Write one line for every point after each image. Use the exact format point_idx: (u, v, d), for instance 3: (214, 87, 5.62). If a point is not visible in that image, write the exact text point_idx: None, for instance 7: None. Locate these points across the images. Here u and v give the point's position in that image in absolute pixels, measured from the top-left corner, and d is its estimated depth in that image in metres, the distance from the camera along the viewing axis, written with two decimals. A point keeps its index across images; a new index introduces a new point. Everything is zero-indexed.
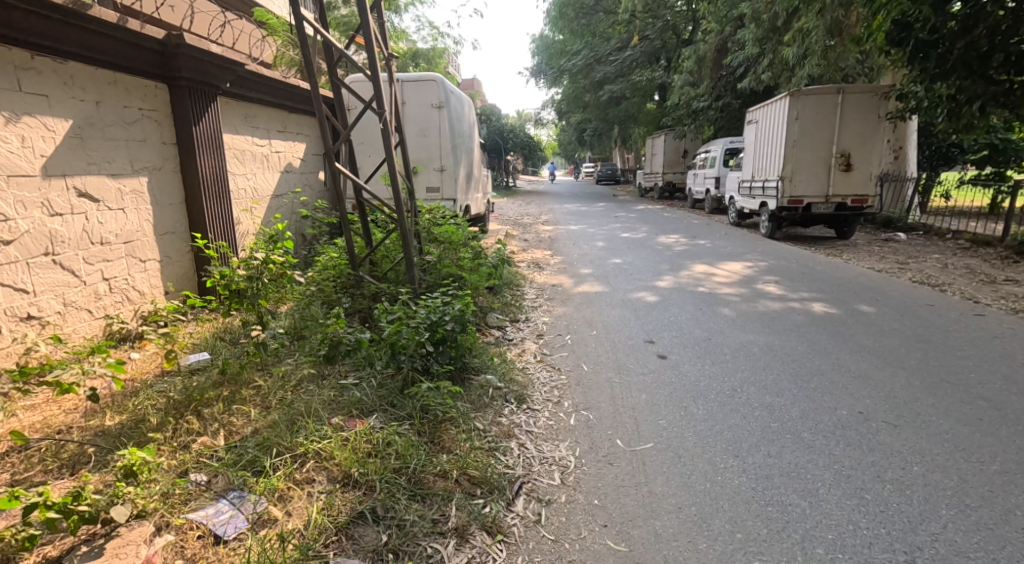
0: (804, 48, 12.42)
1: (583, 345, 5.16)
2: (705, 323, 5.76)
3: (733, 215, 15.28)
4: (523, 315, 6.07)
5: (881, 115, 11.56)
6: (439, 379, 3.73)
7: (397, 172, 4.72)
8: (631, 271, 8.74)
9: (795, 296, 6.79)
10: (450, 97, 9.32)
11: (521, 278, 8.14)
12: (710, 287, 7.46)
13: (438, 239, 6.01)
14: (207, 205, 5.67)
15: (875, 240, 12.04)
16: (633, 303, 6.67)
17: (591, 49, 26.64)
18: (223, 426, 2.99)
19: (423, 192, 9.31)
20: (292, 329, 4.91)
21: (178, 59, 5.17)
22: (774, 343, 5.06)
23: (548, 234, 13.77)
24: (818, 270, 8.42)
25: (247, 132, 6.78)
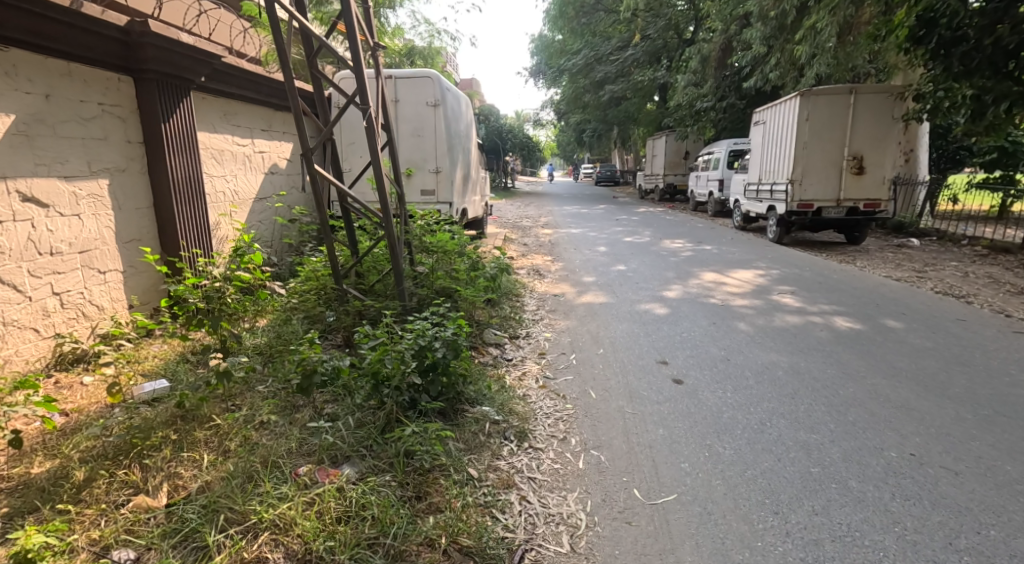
0: (815, 46, 11.98)
1: (589, 366, 4.69)
2: (721, 339, 5.31)
3: (739, 219, 14.84)
4: (522, 330, 5.60)
5: (895, 116, 11.10)
6: (428, 415, 3.25)
7: (384, 175, 4.21)
8: (636, 279, 8.28)
9: (815, 309, 6.33)
10: (447, 94, 8.85)
11: (521, 287, 7.66)
12: (722, 297, 7.01)
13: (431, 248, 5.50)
14: (178, 211, 5.20)
15: (888, 246, 11.59)
16: (641, 316, 6.21)
17: (591, 49, 26.20)
18: (168, 478, 2.55)
19: (418, 196, 8.85)
20: (266, 348, 4.44)
21: (144, 50, 4.69)
22: (800, 365, 4.59)
23: (548, 237, 13.29)
24: (835, 279, 7.96)
25: (227, 131, 6.31)
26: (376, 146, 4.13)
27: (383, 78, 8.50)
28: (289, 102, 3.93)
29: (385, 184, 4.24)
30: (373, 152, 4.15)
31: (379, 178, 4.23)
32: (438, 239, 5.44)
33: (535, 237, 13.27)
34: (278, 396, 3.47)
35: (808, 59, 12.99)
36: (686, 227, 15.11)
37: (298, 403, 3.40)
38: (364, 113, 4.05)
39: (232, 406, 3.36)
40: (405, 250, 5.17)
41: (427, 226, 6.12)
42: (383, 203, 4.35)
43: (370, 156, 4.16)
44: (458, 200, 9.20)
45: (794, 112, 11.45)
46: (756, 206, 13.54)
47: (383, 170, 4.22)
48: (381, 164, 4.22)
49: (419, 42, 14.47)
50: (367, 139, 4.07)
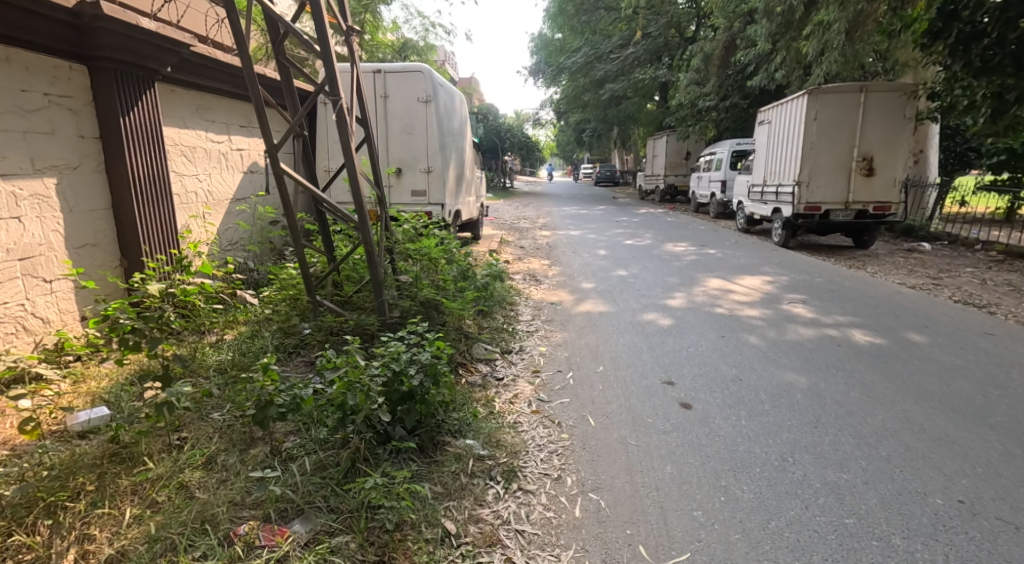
0: (823, 42, 11.56)
1: (587, 387, 4.26)
2: (731, 355, 4.88)
3: (742, 222, 14.40)
4: (515, 344, 5.17)
5: (907, 116, 10.67)
6: (401, 453, 2.83)
7: (358, 175, 3.76)
8: (638, 285, 7.86)
9: (829, 320, 5.90)
10: (440, 90, 8.42)
11: (515, 294, 7.22)
12: (730, 307, 6.57)
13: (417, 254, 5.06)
14: (139, 213, 4.78)
15: (898, 250, 11.16)
16: (643, 328, 5.78)
17: (591, 47, 25.71)
18: (79, 539, 2.18)
19: (408, 196, 8.40)
20: (230, 366, 4.02)
21: (97, 35, 4.25)
22: (820, 385, 4.17)
23: (546, 239, 12.87)
24: (847, 287, 7.53)
25: (201, 126, 5.89)
26: (350, 146, 3.68)
27: (372, 73, 8.09)
28: (249, 92, 3.49)
29: (360, 189, 3.78)
30: (346, 152, 3.71)
31: (353, 182, 3.78)
32: (423, 244, 5.01)
33: (533, 239, 12.83)
34: (233, 426, 3.04)
35: (815, 57, 12.57)
36: (689, 229, 14.69)
37: (255, 436, 2.97)
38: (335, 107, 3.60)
39: (178, 439, 2.93)
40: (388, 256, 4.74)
41: (414, 231, 5.67)
42: (359, 210, 3.89)
43: (343, 157, 3.71)
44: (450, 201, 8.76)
45: (801, 111, 11.02)
46: (761, 209, 13.12)
47: (357, 173, 3.77)
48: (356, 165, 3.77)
49: (415, 37, 14.06)
50: (340, 137, 3.62)
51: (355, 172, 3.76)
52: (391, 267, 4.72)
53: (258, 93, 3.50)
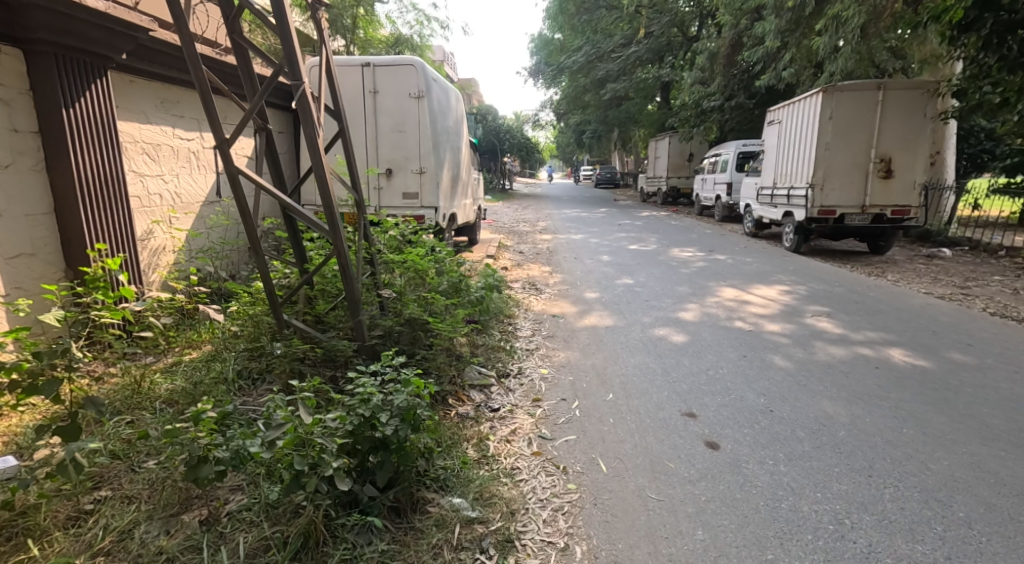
0: (837, 38, 11.01)
1: (596, 420, 3.70)
2: (757, 379, 4.32)
3: (750, 225, 13.86)
4: (512, 366, 4.62)
5: (927, 115, 10.11)
6: (368, 520, 2.32)
7: (325, 175, 3.19)
8: (646, 295, 7.33)
9: (860, 337, 5.35)
10: (434, 86, 7.87)
11: (513, 306, 6.66)
12: (749, 321, 6.02)
13: (403, 265, 4.46)
14: (88, 217, 4.24)
15: (917, 256, 10.62)
16: (655, 347, 5.23)
17: (593, 46, 25.02)
18: None
19: (399, 199, 7.85)
20: (180, 398, 3.46)
21: (29, 15, 3.72)
22: (865, 418, 3.62)
23: (546, 244, 12.33)
24: (872, 297, 6.98)
25: (168, 122, 5.35)
26: (316, 141, 3.11)
27: (361, 66, 7.54)
28: (193, 77, 2.94)
29: (329, 193, 3.21)
30: (312, 148, 3.13)
31: (322, 184, 3.21)
32: (407, 255, 4.46)
33: (533, 244, 12.29)
34: (166, 482, 2.51)
35: (828, 54, 12.04)
36: (694, 234, 14.11)
37: (192, 495, 2.45)
38: (296, 93, 3.02)
39: (96, 501, 2.41)
40: (368, 266, 4.20)
41: (401, 237, 5.11)
42: (330, 217, 3.32)
43: (309, 154, 3.13)
44: (444, 204, 8.18)
45: (815, 110, 10.48)
46: (771, 212, 12.58)
47: (325, 173, 3.19)
48: (325, 163, 3.19)
49: (409, 33, 13.55)
50: (303, 130, 3.05)
51: (322, 172, 3.19)
52: (370, 281, 4.18)
53: (204, 78, 2.94)
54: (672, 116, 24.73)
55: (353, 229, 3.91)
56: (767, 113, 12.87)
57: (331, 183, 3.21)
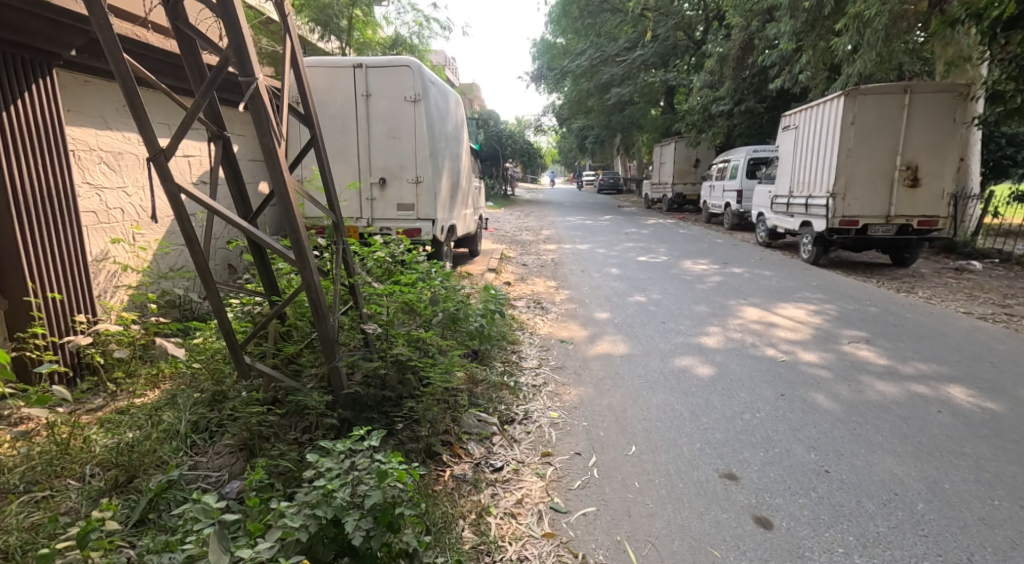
0: (859, 39, 10.40)
1: (618, 485, 3.09)
2: (803, 426, 3.72)
3: (764, 235, 13.25)
4: (517, 410, 4.00)
5: (957, 120, 9.51)
6: None
7: (287, 196, 2.59)
8: (662, 315, 6.73)
9: (909, 370, 4.76)
10: (432, 89, 7.29)
11: (517, 329, 6.07)
12: (779, 349, 5.42)
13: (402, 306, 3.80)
14: (26, 236, 3.61)
15: (945, 270, 10.03)
16: (678, 382, 4.62)
17: (596, 49, 24.44)
18: None
19: (393, 210, 7.25)
20: (116, 459, 2.84)
21: None
22: (945, 483, 3.02)
23: (551, 255, 11.75)
24: (910, 319, 6.38)
25: (130, 128, 4.77)
26: (274, 151, 2.51)
27: (352, 68, 6.97)
28: (114, 71, 2.38)
29: (293, 214, 2.60)
30: (269, 158, 2.53)
31: (284, 207, 2.61)
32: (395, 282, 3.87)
33: (537, 255, 11.70)
34: None
35: (847, 56, 11.43)
36: (705, 244, 13.51)
37: None
38: (245, 89, 2.42)
39: None
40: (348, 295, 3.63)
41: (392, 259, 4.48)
42: (295, 245, 2.71)
43: (267, 166, 2.53)
44: (442, 216, 7.58)
45: (836, 114, 9.88)
46: (786, 222, 12.00)
47: (287, 189, 2.59)
48: (286, 177, 2.59)
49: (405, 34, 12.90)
50: (256, 137, 2.45)
51: (284, 189, 2.59)
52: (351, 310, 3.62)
53: (127, 71, 2.38)
54: (679, 121, 24.10)
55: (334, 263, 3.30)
56: (781, 118, 12.29)
57: (295, 203, 2.61)
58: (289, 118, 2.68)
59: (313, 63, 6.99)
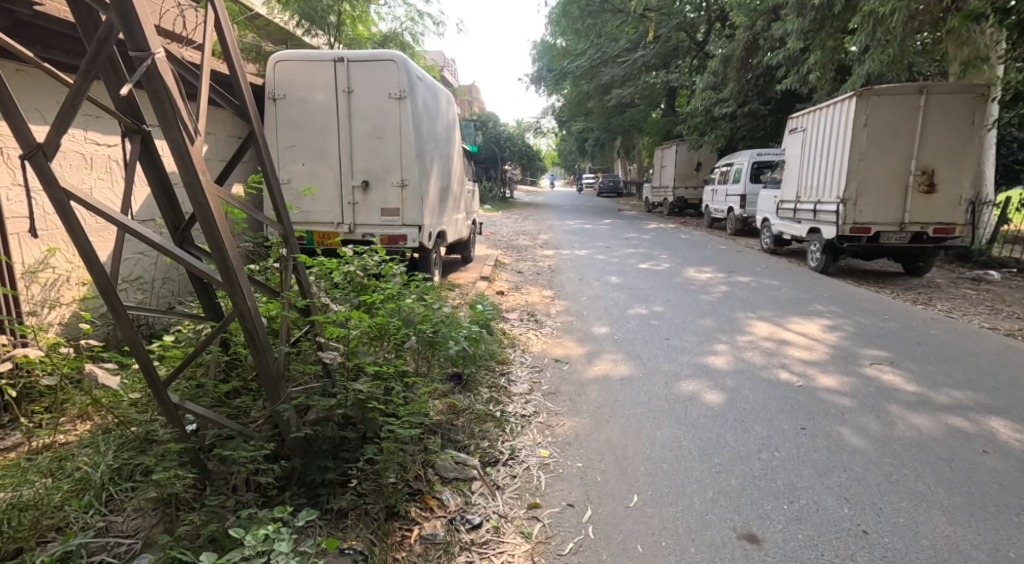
0: (872, 37, 9.89)
1: (618, 551, 2.60)
2: (831, 469, 3.21)
3: (770, 241, 12.78)
4: (502, 447, 3.52)
5: (976, 122, 9.03)
6: None
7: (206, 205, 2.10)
8: (665, 331, 6.23)
9: (942, 398, 4.26)
10: (419, 85, 6.81)
11: (507, 346, 5.57)
12: (795, 370, 4.92)
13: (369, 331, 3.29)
14: None
15: (961, 280, 9.55)
16: (685, 411, 4.11)
17: (597, 50, 23.91)
18: None
19: (376, 216, 6.77)
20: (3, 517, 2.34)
21: None
22: (1011, 552, 2.56)
23: (548, 261, 11.26)
24: (934, 337, 5.88)
25: (76, 123, 4.26)
26: (186, 148, 2.04)
27: (333, 62, 6.50)
28: None
29: (216, 229, 2.13)
30: (181, 158, 2.07)
31: (207, 222, 2.13)
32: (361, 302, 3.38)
33: (533, 261, 11.22)
34: None
35: (858, 55, 10.94)
36: (708, 250, 13.03)
37: None
38: (138, 66, 1.97)
39: None
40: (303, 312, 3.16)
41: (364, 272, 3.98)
42: (221, 266, 2.21)
43: (179, 170, 2.07)
44: (430, 221, 7.09)
45: (848, 115, 9.40)
46: (793, 228, 11.51)
47: (207, 198, 2.12)
48: (203, 183, 2.12)
49: (396, 31, 12.37)
50: (159, 131, 1.98)
51: (202, 198, 2.11)
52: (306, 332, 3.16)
53: None
54: (681, 123, 23.58)
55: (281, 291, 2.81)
56: (788, 120, 11.83)
57: (219, 214, 2.14)
58: (207, 107, 2.21)
59: (291, 56, 6.51)
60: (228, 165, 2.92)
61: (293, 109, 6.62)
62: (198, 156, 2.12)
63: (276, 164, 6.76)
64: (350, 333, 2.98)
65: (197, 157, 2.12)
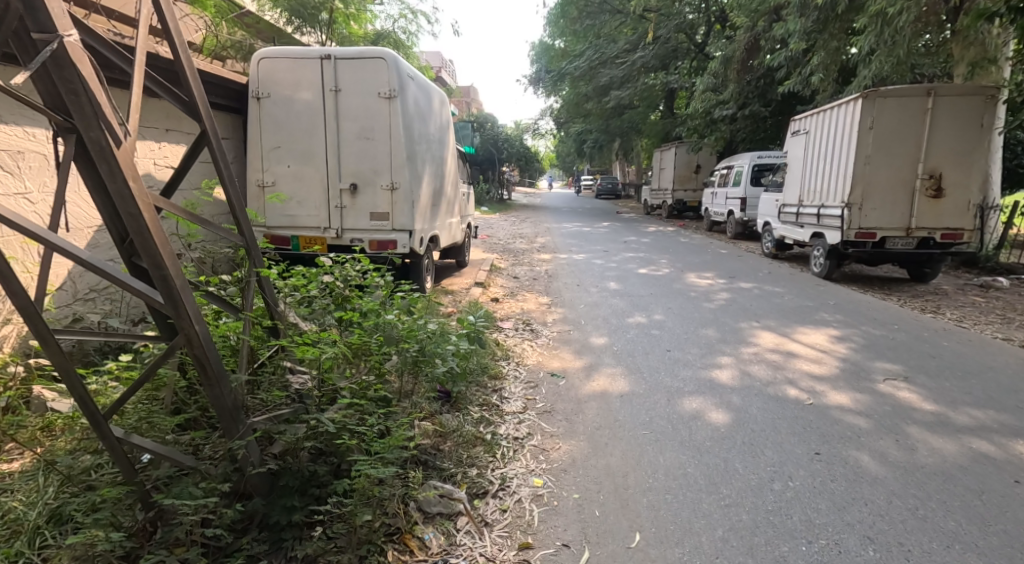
0: (877, 38, 9.63)
1: None
2: (851, 503, 2.94)
3: (771, 246, 12.53)
4: (491, 476, 3.24)
5: (984, 124, 8.77)
6: None
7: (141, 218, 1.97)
8: (666, 342, 5.96)
9: (963, 418, 4.00)
10: (410, 84, 6.55)
11: (501, 359, 5.28)
12: (804, 386, 4.64)
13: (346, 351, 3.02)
14: None
15: (969, 286, 9.30)
16: (689, 433, 3.83)
17: (595, 51, 23.66)
18: None
19: (365, 221, 6.48)
20: None
21: None
22: None
23: (544, 266, 10.98)
24: (948, 349, 5.61)
25: (37, 122, 3.99)
26: (107, 149, 1.89)
27: (320, 59, 6.24)
28: None
29: (152, 242, 1.99)
30: (106, 161, 1.92)
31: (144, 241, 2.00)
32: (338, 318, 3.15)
33: (529, 266, 10.94)
34: None
35: (862, 56, 10.69)
36: (708, 254, 12.78)
37: None
38: (43, 49, 1.80)
39: None
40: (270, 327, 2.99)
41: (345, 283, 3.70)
42: (161, 285, 2.06)
43: (106, 176, 1.92)
44: (421, 226, 6.81)
45: (853, 117, 9.16)
46: (795, 233, 11.26)
47: (140, 207, 1.97)
48: (135, 192, 1.96)
49: (389, 30, 12.07)
50: (76, 130, 1.85)
51: (134, 208, 1.96)
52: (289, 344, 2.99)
53: None
54: (681, 125, 23.31)
55: (244, 314, 2.58)
56: (791, 123, 11.59)
57: (155, 228, 2.00)
58: (136, 102, 2.05)
59: (276, 53, 6.23)
60: (179, 170, 2.70)
61: (278, 108, 6.34)
62: (125, 159, 1.96)
63: (260, 166, 6.48)
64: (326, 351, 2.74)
65: (125, 160, 1.97)
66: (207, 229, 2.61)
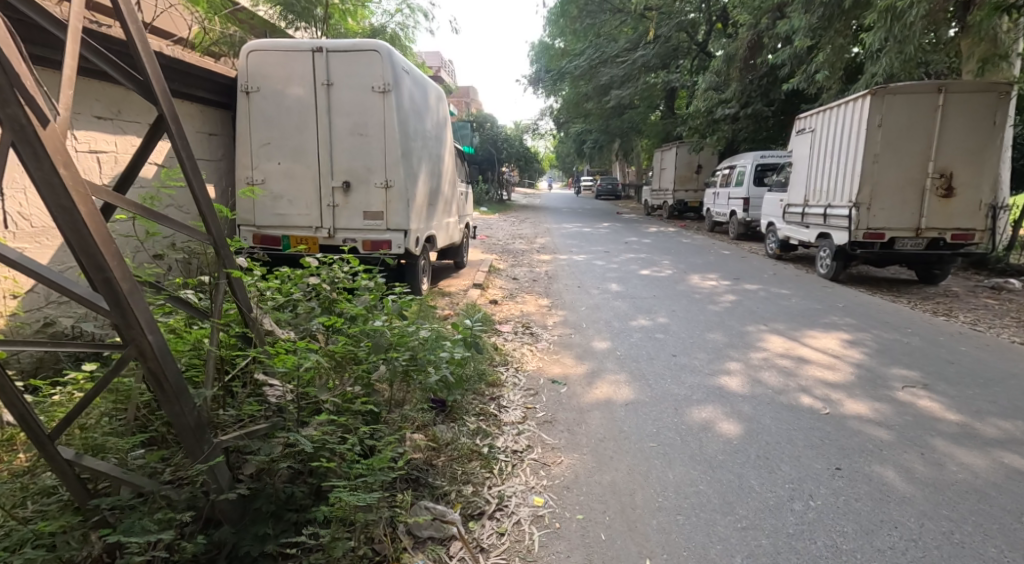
0: (886, 33, 9.39)
1: None
2: (879, 527, 2.71)
3: (776, 246, 12.29)
4: (488, 495, 3.01)
5: (996, 122, 8.54)
6: None
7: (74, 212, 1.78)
8: (671, 346, 5.72)
9: (990, 430, 3.76)
10: (405, 78, 6.31)
11: (499, 365, 5.04)
12: (818, 394, 4.40)
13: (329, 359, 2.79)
14: None
15: (979, 288, 9.08)
16: (699, 445, 3.59)
17: (596, 50, 23.43)
18: None
19: (358, 220, 6.24)
20: None
21: None
22: None
23: (544, 267, 10.74)
24: (966, 354, 5.38)
25: None
26: (27, 129, 1.69)
27: (311, 52, 6.00)
28: None
29: (93, 243, 1.82)
30: (30, 146, 1.71)
31: (83, 242, 1.82)
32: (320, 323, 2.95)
33: (529, 267, 10.70)
34: None
35: (870, 52, 10.45)
36: (711, 255, 12.54)
37: None
38: None
39: None
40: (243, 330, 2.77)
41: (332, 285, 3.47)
42: (105, 289, 1.87)
43: (30, 164, 1.72)
44: (416, 225, 6.57)
45: (860, 115, 8.94)
46: (800, 233, 11.03)
47: (74, 200, 1.78)
48: (66, 182, 1.77)
49: (385, 26, 11.82)
50: None
51: (67, 201, 1.77)
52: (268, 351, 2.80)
53: None
54: (681, 125, 23.06)
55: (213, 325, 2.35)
56: (796, 121, 11.36)
57: (97, 229, 1.83)
58: (63, 76, 1.86)
59: (265, 46, 5.99)
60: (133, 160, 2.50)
61: (268, 103, 6.10)
62: (53, 141, 1.75)
63: (249, 163, 6.24)
64: (306, 359, 2.53)
65: (53, 145, 1.76)
66: (167, 226, 2.35)
